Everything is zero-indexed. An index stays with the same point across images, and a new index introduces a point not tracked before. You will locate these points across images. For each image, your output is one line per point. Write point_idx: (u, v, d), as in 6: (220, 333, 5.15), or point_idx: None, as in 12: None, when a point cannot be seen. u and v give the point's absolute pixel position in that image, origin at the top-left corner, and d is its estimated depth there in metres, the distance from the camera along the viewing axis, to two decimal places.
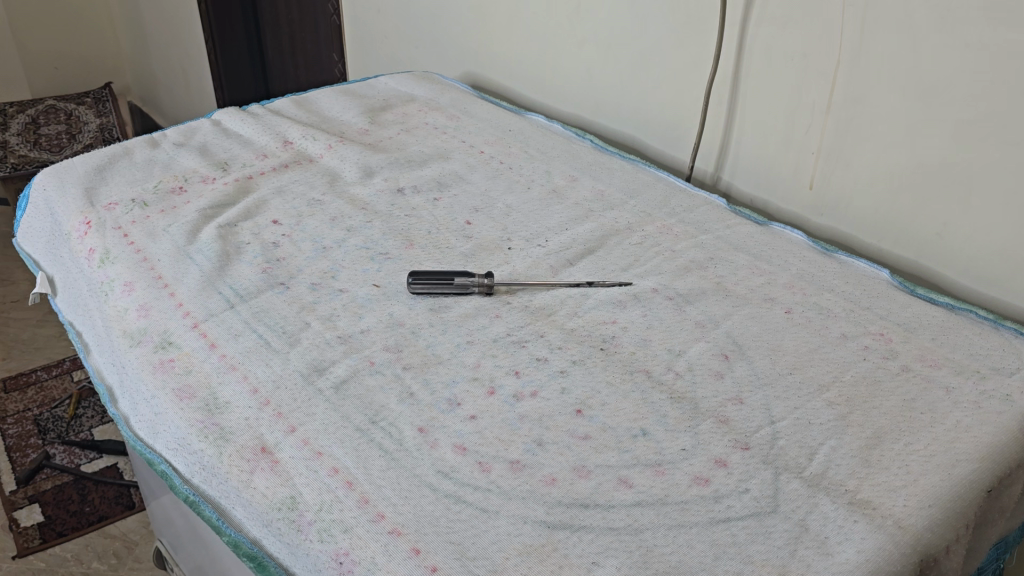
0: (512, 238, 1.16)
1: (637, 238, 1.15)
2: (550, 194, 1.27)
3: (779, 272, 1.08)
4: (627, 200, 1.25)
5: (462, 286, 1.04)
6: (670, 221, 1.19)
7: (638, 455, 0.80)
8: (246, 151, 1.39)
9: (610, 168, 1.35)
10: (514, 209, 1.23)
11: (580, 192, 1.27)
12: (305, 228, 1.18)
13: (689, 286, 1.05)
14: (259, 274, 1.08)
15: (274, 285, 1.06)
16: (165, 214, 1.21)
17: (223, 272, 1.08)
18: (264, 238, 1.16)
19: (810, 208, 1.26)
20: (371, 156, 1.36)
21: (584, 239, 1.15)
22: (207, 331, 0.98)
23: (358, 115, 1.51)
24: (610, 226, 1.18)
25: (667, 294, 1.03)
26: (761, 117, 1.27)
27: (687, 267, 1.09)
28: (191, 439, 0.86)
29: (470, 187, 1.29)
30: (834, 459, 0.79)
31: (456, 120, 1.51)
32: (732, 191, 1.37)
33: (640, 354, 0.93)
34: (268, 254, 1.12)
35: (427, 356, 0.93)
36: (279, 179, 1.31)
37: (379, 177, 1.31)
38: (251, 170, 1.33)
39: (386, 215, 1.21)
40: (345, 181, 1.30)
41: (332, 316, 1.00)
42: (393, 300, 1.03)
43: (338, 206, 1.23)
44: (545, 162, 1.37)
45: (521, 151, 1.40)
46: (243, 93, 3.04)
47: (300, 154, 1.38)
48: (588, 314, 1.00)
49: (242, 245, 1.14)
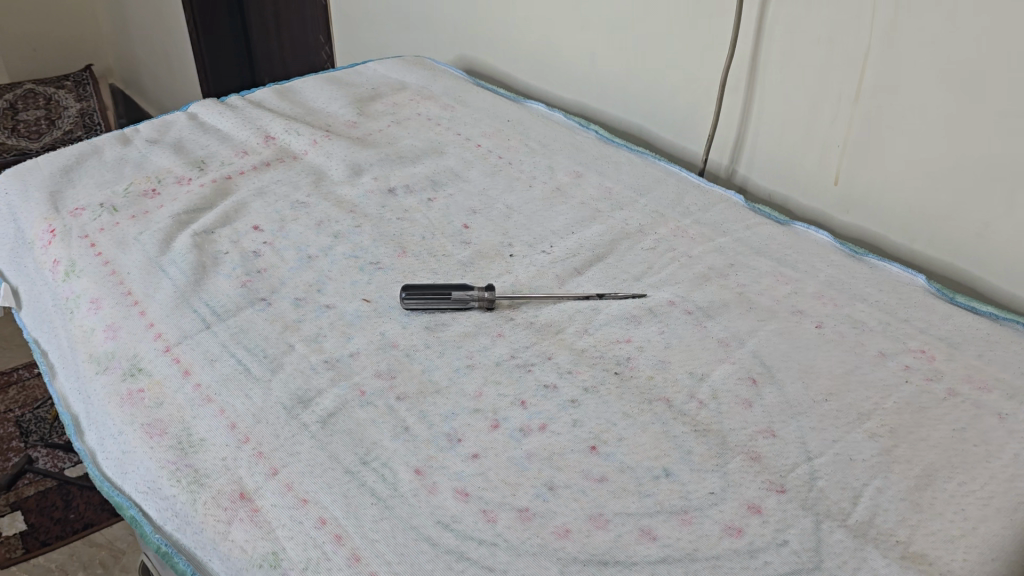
0: (513, 243, 1.07)
1: (650, 242, 1.06)
2: (554, 193, 1.17)
3: (805, 279, 1.00)
4: (637, 199, 1.16)
5: (459, 301, 0.95)
6: (685, 222, 1.10)
7: (662, 500, 0.71)
8: (224, 148, 1.28)
9: (618, 163, 1.26)
10: (515, 211, 1.13)
11: (586, 190, 1.18)
12: (289, 235, 1.08)
13: (709, 298, 0.96)
14: (239, 288, 0.99)
15: (254, 301, 0.97)
16: (136, 220, 1.11)
17: (198, 286, 0.99)
18: (243, 246, 1.06)
19: (835, 205, 1.17)
20: (360, 152, 1.26)
21: (592, 244, 1.06)
22: (180, 356, 0.89)
23: (345, 105, 1.41)
24: (619, 229, 1.09)
25: (685, 308, 0.94)
26: (781, 106, 1.18)
27: (705, 275, 1.00)
28: (163, 482, 0.78)
29: (468, 186, 1.19)
30: (881, 503, 0.70)
31: (451, 110, 1.41)
32: (748, 185, 1.28)
33: (658, 379, 0.84)
34: (248, 266, 1.03)
35: (424, 384, 0.84)
36: (261, 179, 1.21)
37: (369, 176, 1.21)
38: (230, 169, 1.23)
39: (376, 219, 1.11)
40: (332, 180, 1.21)
41: (318, 337, 0.91)
42: (386, 317, 0.94)
43: (325, 210, 1.13)
44: (547, 156, 1.27)
45: (521, 145, 1.30)
46: (228, 80, 2.92)
47: (283, 151, 1.28)
48: (599, 331, 0.91)
49: (220, 255, 1.05)
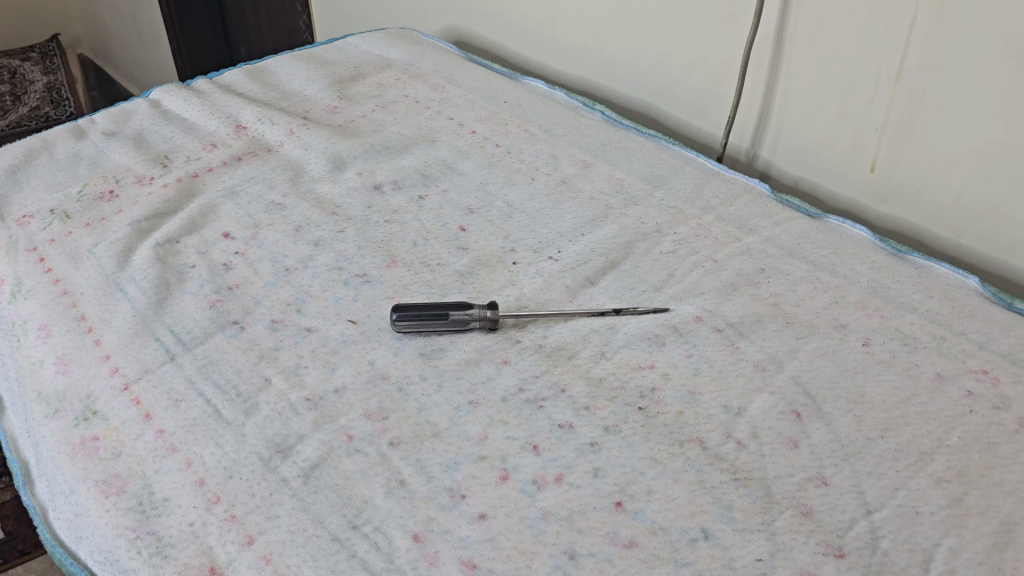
0: (516, 248, 0.95)
1: (669, 244, 0.95)
2: (559, 188, 1.06)
3: (846, 287, 0.89)
4: (652, 192, 1.04)
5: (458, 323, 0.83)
6: (706, 219, 0.99)
7: (702, 570, 0.61)
8: (190, 141, 1.16)
9: (628, 151, 1.14)
10: (517, 210, 1.02)
11: (595, 184, 1.06)
12: (264, 244, 0.97)
13: (739, 312, 0.85)
14: (207, 310, 0.87)
15: (225, 326, 0.85)
16: (91, 229, 0.99)
17: (161, 308, 0.87)
18: (212, 259, 0.94)
19: (870, 194, 1.06)
20: (342, 144, 1.14)
21: (604, 248, 0.94)
22: (140, 396, 0.78)
23: (324, 88, 1.28)
24: (634, 229, 0.97)
25: (713, 324, 0.83)
26: (811, 83, 1.05)
27: (733, 284, 0.89)
28: (121, 553, 0.66)
29: (462, 181, 1.07)
30: (957, 569, 0.61)
31: (441, 90, 1.28)
32: (771, 171, 1.16)
33: (688, 415, 0.73)
34: (217, 282, 0.91)
35: (420, 426, 0.73)
36: (231, 177, 1.08)
37: (352, 171, 1.09)
38: (197, 166, 1.10)
39: (361, 222, 1.00)
40: (311, 177, 1.08)
41: (297, 369, 0.80)
42: (375, 342, 0.83)
43: (304, 213, 1.01)
44: (549, 144, 1.15)
45: (520, 130, 1.18)
46: (203, 64, 2.73)
47: (255, 143, 1.15)
48: (618, 355, 0.80)
49: (186, 269, 0.93)
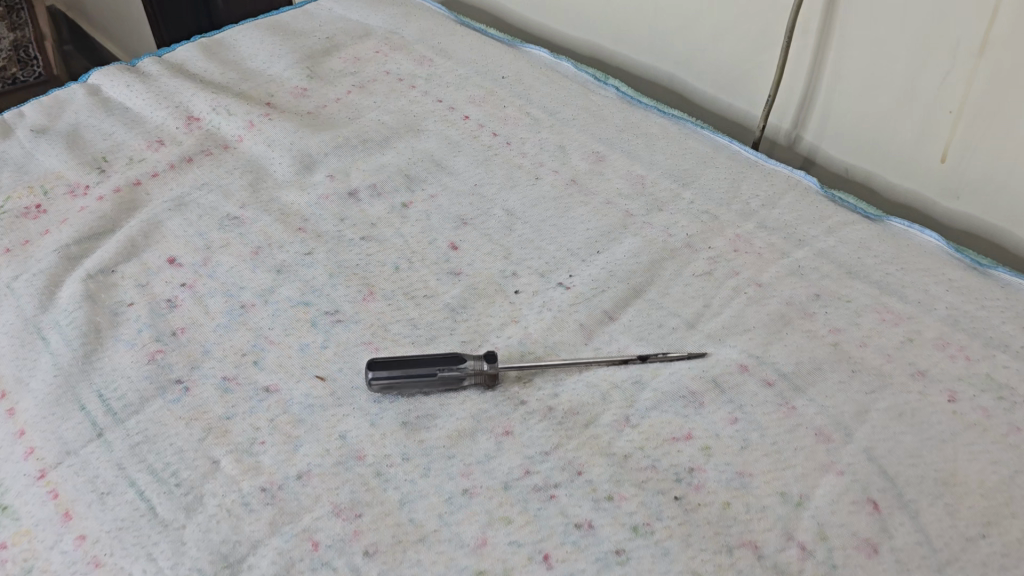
0: (519, 272, 0.79)
1: (703, 263, 0.79)
2: (568, 190, 0.89)
3: (921, 318, 0.73)
4: (678, 195, 0.87)
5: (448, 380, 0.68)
6: (745, 229, 0.82)
7: None
8: (134, 137, 0.99)
9: (648, 139, 0.96)
10: (518, 219, 0.85)
11: (610, 184, 0.89)
12: (217, 273, 0.81)
13: (793, 357, 0.69)
14: (145, 366, 0.72)
15: (166, 387, 0.70)
16: (11, 257, 0.83)
17: (89, 363, 0.72)
18: (153, 295, 0.79)
19: (938, 188, 0.88)
20: (311, 137, 0.97)
21: (625, 270, 0.78)
22: (58, 487, 0.63)
23: (292, 65, 1.10)
24: (660, 243, 0.81)
25: (762, 375, 0.68)
26: (868, 56, 0.87)
27: (783, 317, 0.73)
28: None
29: (453, 182, 0.91)
30: None
31: (428, 65, 1.11)
32: (818, 157, 0.99)
33: (737, 508, 0.59)
34: (158, 326, 0.76)
35: (402, 528, 0.59)
36: (179, 184, 0.92)
37: (323, 172, 0.92)
38: (140, 170, 0.93)
39: (332, 241, 0.83)
40: (275, 181, 0.92)
41: (251, 446, 0.65)
42: (347, 407, 0.68)
43: (265, 230, 0.85)
44: (555, 131, 0.98)
45: (521, 114, 1.01)
46: None
47: (209, 139, 0.98)
48: (646, 420, 0.65)
49: (121, 309, 0.77)
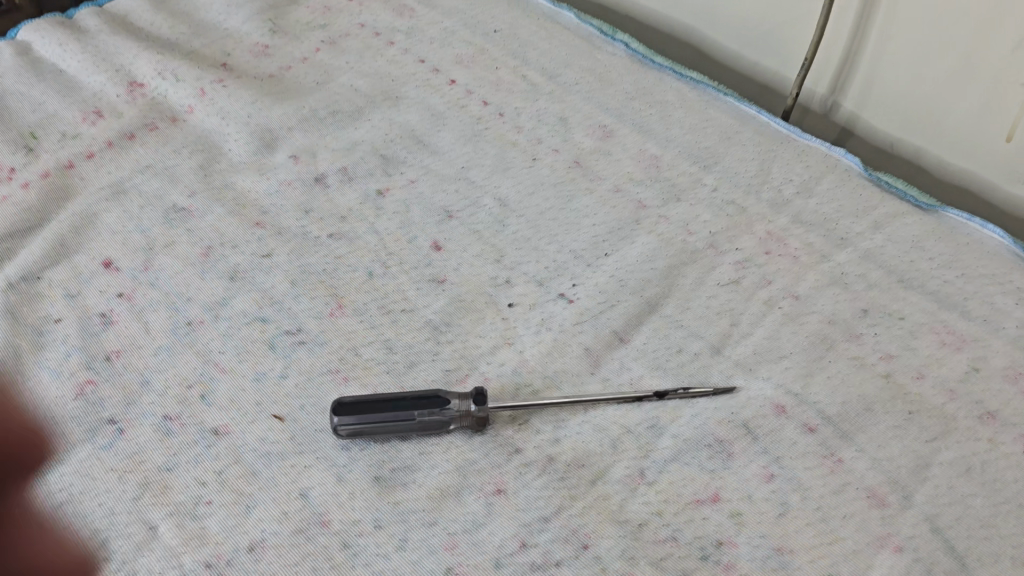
0: (513, 279, 0.68)
1: (729, 269, 0.67)
2: (571, 174, 0.76)
3: (988, 340, 0.62)
4: (699, 180, 0.75)
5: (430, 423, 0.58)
6: (778, 226, 0.70)
7: None
8: (67, 107, 0.85)
9: (663, 109, 0.83)
10: (513, 212, 0.73)
11: (620, 166, 0.77)
12: (160, 281, 0.69)
13: (839, 393, 0.58)
14: (71, 403, 0.61)
15: (96, 430, 0.59)
16: None
17: (5, 398, 0.61)
18: (84, 308, 0.67)
19: (1000, 170, 0.76)
20: (272, 108, 0.84)
21: (638, 279, 0.66)
22: None
23: (251, 16, 0.96)
24: (679, 243, 0.69)
25: (802, 417, 0.57)
26: (928, 12, 0.73)
27: (825, 340, 0.62)
28: None
29: (437, 165, 0.78)
30: None
31: (408, 16, 0.96)
32: (857, 127, 0.86)
33: None
34: (89, 350, 0.64)
35: None
36: (119, 166, 0.79)
37: (284, 152, 0.80)
38: (72, 149, 0.80)
39: (296, 240, 0.72)
40: (230, 163, 0.79)
41: (196, 508, 0.55)
42: (310, 456, 0.57)
43: (217, 226, 0.73)
44: (555, 100, 0.85)
45: (515, 79, 0.87)
46: None
47: (154, 110, 0.84)
48: (665, 476, 0.55)
49: (46, 328, 0.66)
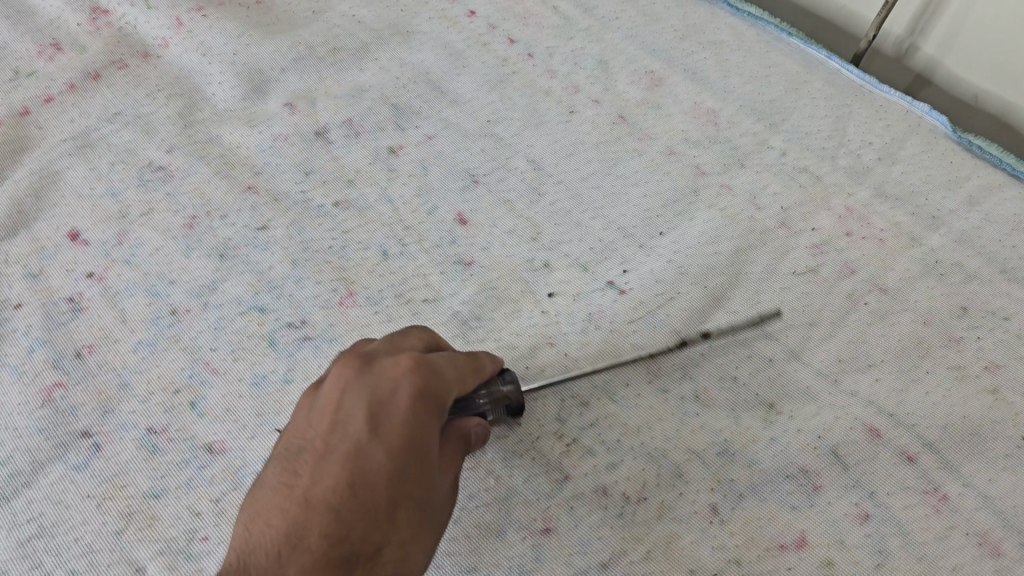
0: (552, 262, 0.58)
1: (804, 255, 0.58)
2: (615, 131, 0.66)
3: None
4: (765, 142, 0.65)
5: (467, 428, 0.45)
6: (859, 200, 0.61)
7: None
8: (21, 38, 0.72)
9: (718, 52, 0.72)
10: (549, 178, 0.63)
11: (671, 123, 0.66)
12: (137, 258, 0.59)
13: (939, 413, 0.50)
14: (38, 411, 0.52)
15: (68, 444, 0.50)
16: None
17: None
18: (49, 292, 0.57)
19: None
20: (261, 44, 0.72)
21: (698, 266, 0.57)
22: None
23: None
24: (745, 221, 0.59)
25: (899, 442, 0.49)
26: None
27: (920, 345, 0.53)
28: None
29: (457, 116, 0.67)
30: None
31: None
32: (937, 75, 0.74)
33: None
34: (56, 344, 0.55)
35: None
36: (83, 113, 0.67)
37: (278, 99, 0.69)
38: (28, 92, 0.68)
39: (296, 208, 0.61)
40: (213, 112, 0.68)
41: (190, 545, 0.47)
42: None
43: (202, 190, 0.62)
44: (593, 38, 0.73)
45: (544, 11, 0.75)
46: None
47: (122, 44, 0.72)
48: (740, 514, 0.47)
49: (4, 316, 0.56)
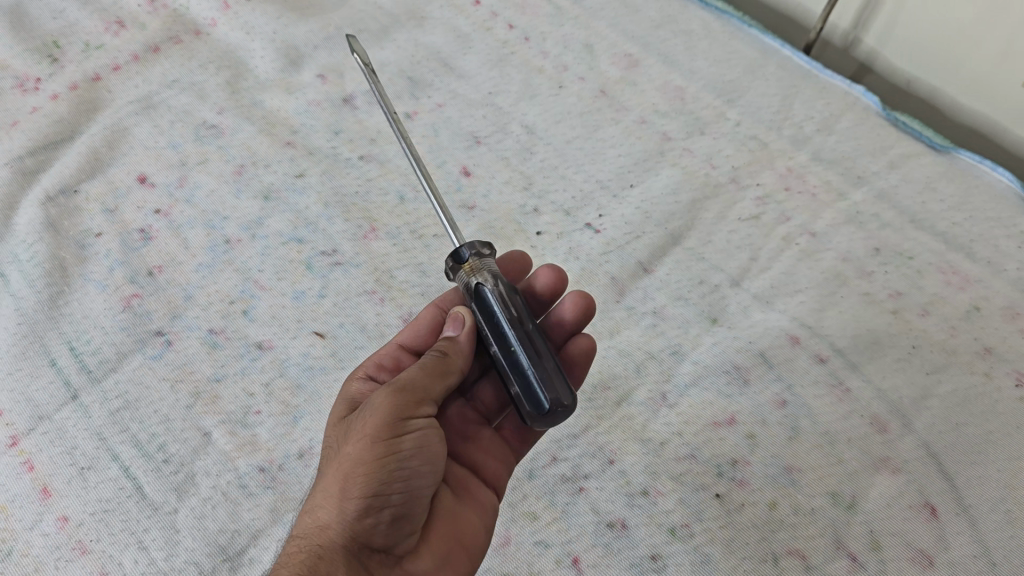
0: (541, 207, 0.70)
1: (749, 205, 0.70)
2: (596, 103, 0.78)
3: (990, 279, 0.65)
4: (723, 114, 0.77)
5: (500, 304, 0.45)
6: (799, 162, 0.73)
7: None
8: (89, 16, 0.84)
9: (688, 39, 0.84)
10: (540, 139, 0.75)
11: (645, 97, 0.78)
12: (196, 197, 0.71)
13: (849, 328, 0.62)
14: (120, 315, 0.63)
15: (144, 340, 0.62)
16: None
17: (56, 309, 0.63)
18: (123, 223, 0.69)
19: (1016, 112, 0.76)
20: (297, 26, 0.84)
21: (661, 211, 0.69)
22: (34, 457, 0.56)
23: None
24: (701, 177, 0.72)
25: (814, 348, 0.61)
26: None
27: (839, 276, 0.65)
28: None
29: (463, 87, 0.79)
30: None
31: None
32: (876, 64, 0.86)
33: (784, 509, 0.54)
34: (132, 264, 0.66)
35: None
36: (146, 80, 0.79)
37: (311, 71, 0.81)
38: (98, 61, 0.80)
39: (327, 160, 0.74)
40: (256, 81, 0.80)
41: (246, 417, 0.59)
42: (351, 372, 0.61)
43: (248, 144, 0.74)
44: (581, 25, 0.85)
45: (540, 1, 0.88)
46: None
47: (177, 22, 0.84)
48: (685, 399, 0.59)
49: (88, 241, 0.68)
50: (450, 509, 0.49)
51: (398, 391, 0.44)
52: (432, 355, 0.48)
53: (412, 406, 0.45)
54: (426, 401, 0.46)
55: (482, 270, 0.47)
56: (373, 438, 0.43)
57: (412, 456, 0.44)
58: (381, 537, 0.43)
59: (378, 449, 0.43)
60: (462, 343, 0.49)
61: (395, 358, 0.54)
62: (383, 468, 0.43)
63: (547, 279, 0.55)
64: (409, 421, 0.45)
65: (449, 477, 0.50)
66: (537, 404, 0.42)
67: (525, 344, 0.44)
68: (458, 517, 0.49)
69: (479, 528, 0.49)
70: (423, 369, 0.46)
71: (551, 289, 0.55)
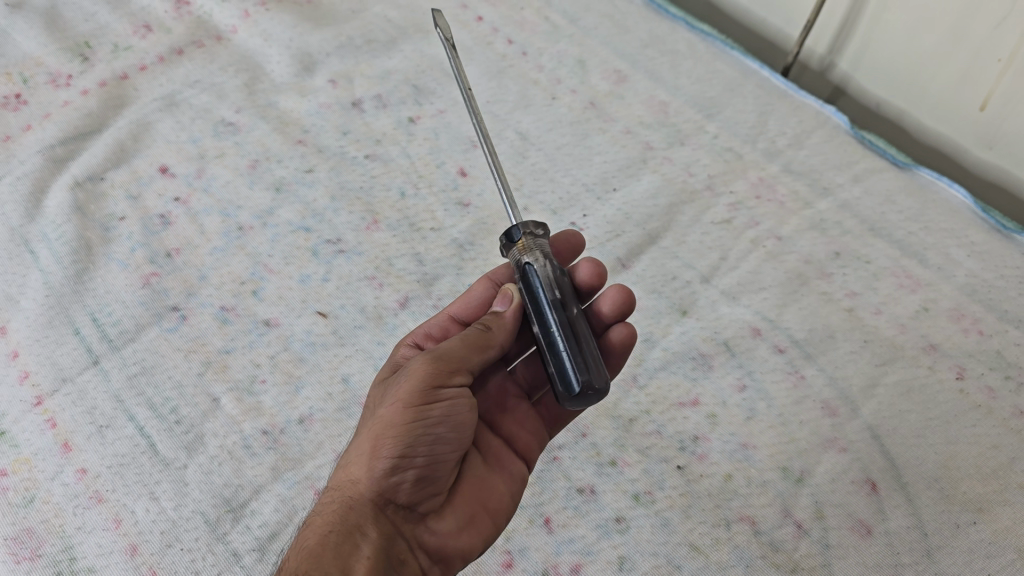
0: (530, 207, 0.76)
1: (722, 210, 0.76)
2: (586, 114, 0.84)
3: (939, 283, 0.71)
4: (702, 128, 0.83)
5: (547, 285, 0.48)
6: (770, 173, 0.79)
7: None
8: (119, 20, 0.91)
9: (674, 58, 0.90)
10: (532, 145, 0.81)
11: (631, 110, 0.85)
12: (213, 187, 0.77)
13: (807, 323, 0.68)
14: (139, 291, 0.69)
15: (161, 314, 0.68)
16: None
17: (81, 284, 0.69)
18: (145, 209, 0.75)
19: (972, 134, 0.82)
20: (312, 35, 0.91)
21: (640, 213, 0.75)
22: (57, 416, 0.61)
23: None
24: (679, 183, 0.78)
25: (774, 340, 0.67)
26: None
27: (800, 276, 0.71)
28: None
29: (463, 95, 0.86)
30: None
31: None
32: (849, 87, 0.92)
33: (739, 480, 0.59)
34: (152, 246, 0.72)
35: None
36: (170, 80, 0.85)
37: (323, 76, 0.87)
38: (126, 61, 0.87)
39: (335, 157, 0.80)
40: (271, 84, 0.87)
41: (252, 385, 0.64)
42: (350, 348, 0.67)
43: (263, 140, 0.81)
44: (575, 42, 0.91)
45: (538, 19, 0.94)
46: None
47: (201, 29, 0.91)
48: (654, 382, 0.64)
49: (112, 224, 0.74)
50: (481, 476, 0.53)
51: (436, 359, 0.49)
52: (476, 327, 0.52)
53: (446, 375, 0.49)
54: (461, 371, 0.50)
55: (533, 250, 0.50)
56: (405, 403, 0.48)
57: (440, 422, 0.48)
58: (406, 495, 0.48)
59: (408, 414, 0.47)
60: (507, 320, 0.53)
61: (443, 329, 0.59)
62: (410, 432, 0.47)
63: (588, 272, 0.56)
64: (441, 390, 0.48)
65: (481, 446, 0.55)
66: (568, 385, 0.45)
67: (565, 325, 0.47)
68: (485, 484, 0.53)
69: (504, 494, 0.53)
70: (463, 342, 0.50)
71: (591, 279, 0.56)
